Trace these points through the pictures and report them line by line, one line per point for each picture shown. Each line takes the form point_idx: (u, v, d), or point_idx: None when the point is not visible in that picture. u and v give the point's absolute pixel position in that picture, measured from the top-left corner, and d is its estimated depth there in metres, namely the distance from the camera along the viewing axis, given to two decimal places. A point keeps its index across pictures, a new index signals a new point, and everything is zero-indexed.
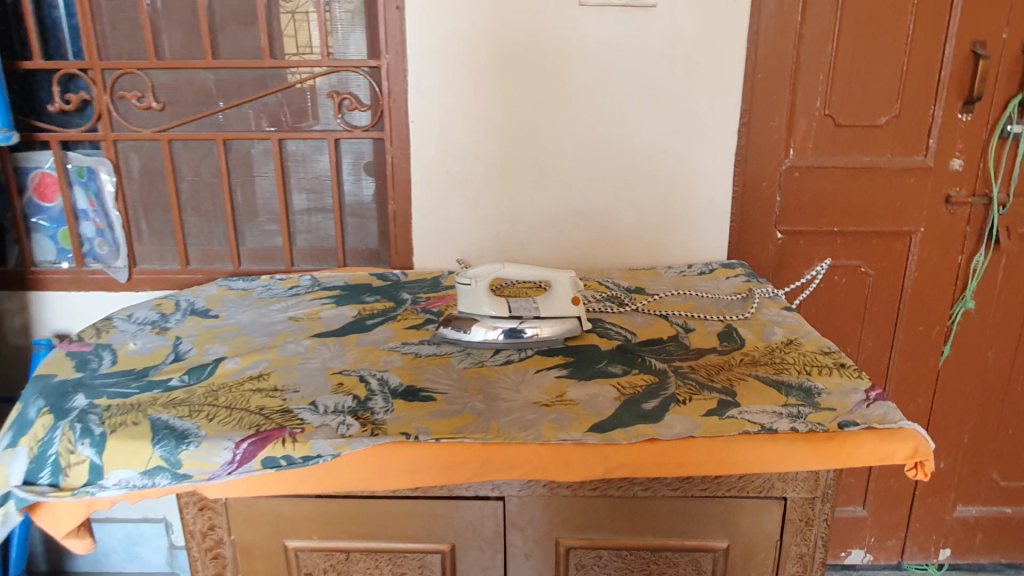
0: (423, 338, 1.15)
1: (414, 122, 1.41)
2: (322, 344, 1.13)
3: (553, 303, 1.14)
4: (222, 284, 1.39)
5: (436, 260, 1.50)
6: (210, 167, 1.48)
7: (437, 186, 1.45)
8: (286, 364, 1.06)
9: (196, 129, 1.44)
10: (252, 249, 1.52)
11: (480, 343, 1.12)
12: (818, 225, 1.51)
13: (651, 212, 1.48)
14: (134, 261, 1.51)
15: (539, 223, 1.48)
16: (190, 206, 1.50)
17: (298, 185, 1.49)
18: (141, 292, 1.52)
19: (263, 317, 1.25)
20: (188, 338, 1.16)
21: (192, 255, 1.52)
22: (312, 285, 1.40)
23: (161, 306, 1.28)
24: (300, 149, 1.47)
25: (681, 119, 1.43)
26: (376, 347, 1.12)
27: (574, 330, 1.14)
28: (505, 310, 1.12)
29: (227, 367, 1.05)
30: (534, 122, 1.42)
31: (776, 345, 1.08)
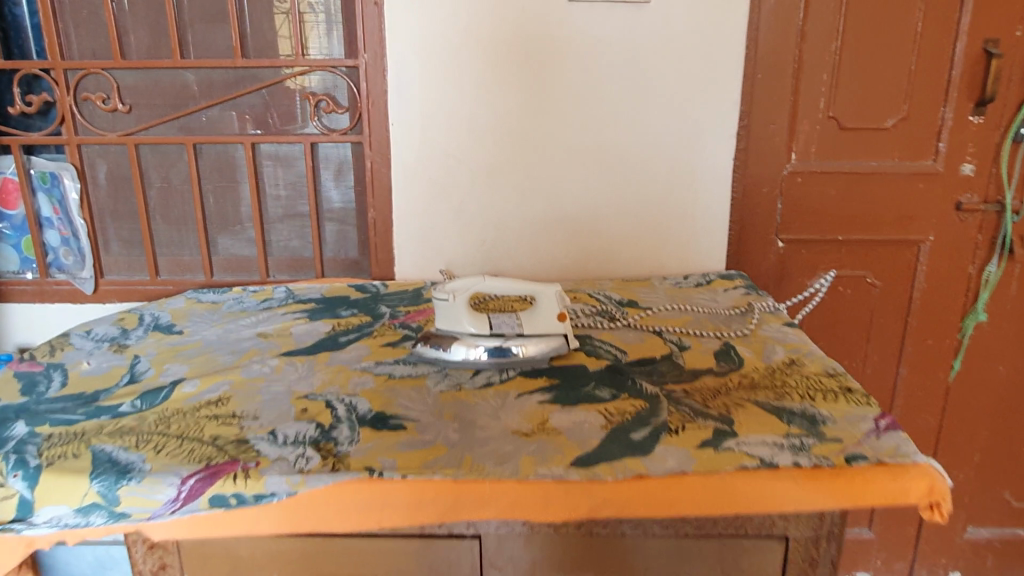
0: (399, 357, 1.07)
1: (394, 125, 1.34)
2: (289, 364, 1.05)
3: (539, 319, 1.06)
4: (191, 297, 1.32)
5: (419, 270, 1.42)
6: (180, 173, 1.40)
7: (420, 192, 1.38)
8: (247, 388, 0.99)
9: (164, 132, 1.36)
10: (225, 259, 1.45)
11: (459, 364, 1.03)
12: (821, 233, 1.44)
13: (645, 219, 1.40)
14: (101, 272, 1.44)
15: (528, 232, 1.40)
16: (159, 213, 1.42)
17: (273, 191, 1.42)
18: (109, 304, 1.45)
19: (230, 333, 1.17)
20: (146, 356, 1.09)
21: (162, 265, 1.45)
22: (286, 298, 1.32)
23: (123, 321, 1.21)
24: (275, 154, 1.39)
25: (677, 122, 1.35)
26: (346, 368, 1.04)
27: (562, 348, 1.06)
28: (485, 327, 1.04)
29: (184, 392, 0.97)
30: (521, 126, 1.35)
31: (776, 366, 1.00)
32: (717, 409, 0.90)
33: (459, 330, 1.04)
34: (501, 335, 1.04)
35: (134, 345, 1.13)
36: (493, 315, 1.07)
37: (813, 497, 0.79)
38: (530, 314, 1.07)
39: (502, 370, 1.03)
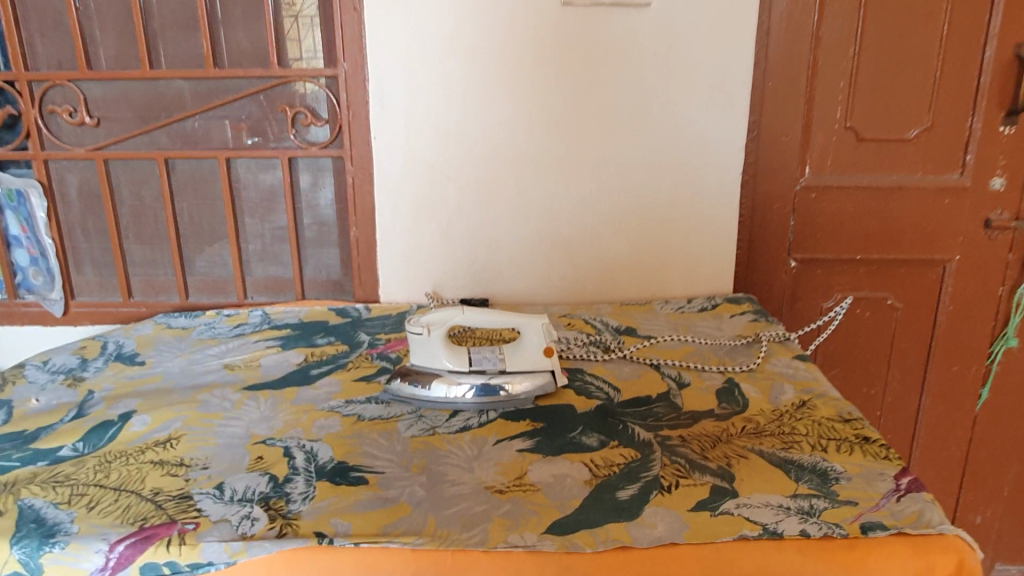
0: (370, 396, 0.98)
1: (377, 138, 1.25)
2: (251, 399, 0.97)
3: (523, 355, 0.97)
4: (160, 322, 1.24)
5: (405, 292, 1.34)
6: (151, 189, 1.32)
7: (405, 210, 1.29)
8: (202, 425, 0.90)
9: (134, 147, 1.29)
10: (200, 280, 1.36)
11: (437, 404, 0.95)
12: (837, 252, 1.34)
13: (647, 238, 1.31)
14: (71, 294, 1.37)
15: (521, 251, 1.31)
16: (131, 232, 1.34)
17: (249, 209, 1.33)
18: (80, 327, 1.38)
19: (194, 364, 1.09)
20: (101, 391, 1.01)
21: (136, 286, 1.37)
22: (260, 323, 1.24)
23: (85, 350, 1.14)
24: (250, 170, 1.30)
25: (681, 134, 1.25)
26: (312, 408, 0.95)
27: (549, 387, 0.97)
28: (466, 365, 0.96)
29: (132, 429, 0.89)
30: (513, 139, 1.25)
31: (785, 409, 0.91)
32: (717, 462, 0.80)
33: (437, 368, 0.96)
34: (483, 373, 0.95)
35: (90, 378, 1.05)
36: (474, 350, 0.99)
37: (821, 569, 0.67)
38: (514, 350, 0.98)
39: (483, 412, 0.94)
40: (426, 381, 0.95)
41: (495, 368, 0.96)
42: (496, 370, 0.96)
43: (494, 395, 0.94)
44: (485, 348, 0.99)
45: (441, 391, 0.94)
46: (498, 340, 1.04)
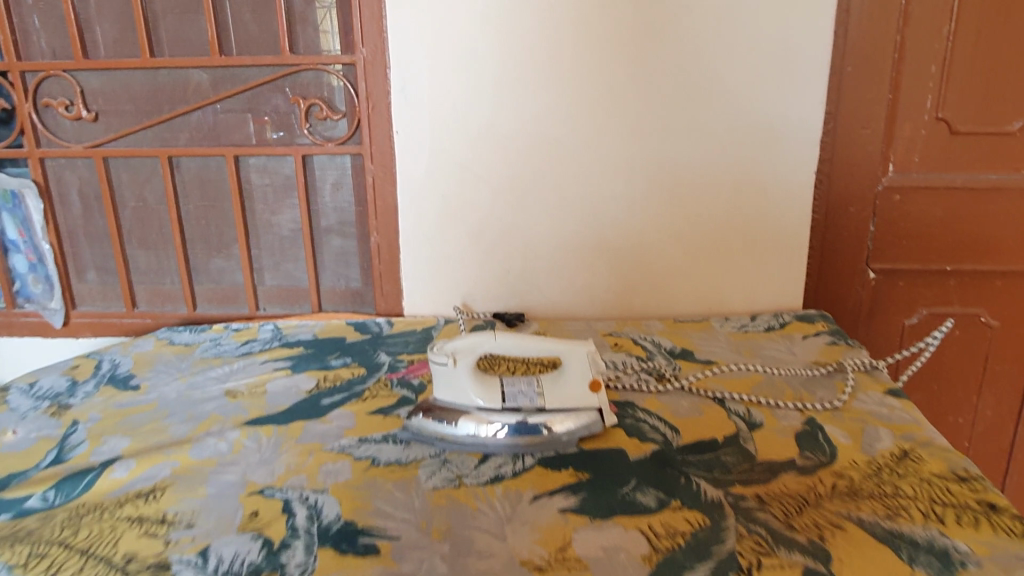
0: (387, 434, 0.85)
1: (399, 133, 1.12)
2: (251, 438, 0.84)
3: (565, 390, 0.83)
4: (162, 339, 1.13)
5: (430, 303, 1.20)
6: (154, 190, 1.20)
7: (431, 213, 1.15)
8: (192, 473, 0.78)
9: (134, 143, 1.17)
10: (208, 289, 1.25)
11: (463, 447, 0.81)
12: (923, 262, 1.17)
13: (704, 246, 1.15)
14: (72, 303, 1.26)
15: (560, 260, 1.17)
16: (134, 237, 1.23)
17: (260, 213, 1.20)
18: (82, 339, 1.28)
19: (193, 389, 0.97)
20: (87, 422, 0.89)
21: (140, 296, 1.26)
22: (270, 342, 1.11)
23: (76, 372, 1.02)
24: (261, 170, 1.17)
25: (746, 127, 1.09)
26: (319, 449, 0.82)
27: (595, 428, 0.82)
28: (498, 400, 0.81)
29: (112, 477, 0.77)
30: (552, 133, 1.11)
31: (882, 462, 0.75)
32: (806, 534, 0.65)
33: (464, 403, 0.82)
34: (518, 411, 0.81)
35: (77, 405, 0.93)
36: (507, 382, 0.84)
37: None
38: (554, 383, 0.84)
39: (517, 458, 0.80)
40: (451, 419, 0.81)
41: (532, 404, 0.81)
42: (533, 407, 0.81)
43: (531, 438, 0.80)
44: (519, 380, 0.85)
45: (468, 431, 0.80)
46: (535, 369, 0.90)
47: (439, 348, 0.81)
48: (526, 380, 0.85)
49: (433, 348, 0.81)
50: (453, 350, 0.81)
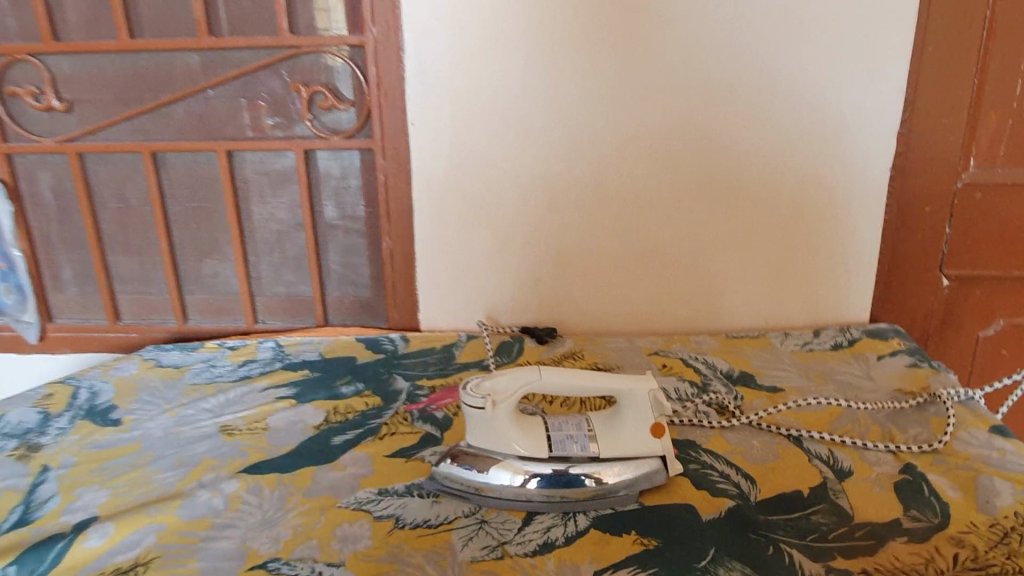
0: (411, 483, 0.72)
1: (415, 126, 0.98)
2: (251, 491, 0.72)
3: (621, 435, 0.70)
4: (148, 360, 1.00)
5: (450, 315, 1.08)
6: (137, 189, 1.06)
7: (451, 216, 1.02)
8: (181, 540, 0.65)
9: (113, 137, 1.03)
10: (200, 300, 1.12)
11: (502, 503, 0.68)
12: (1004, 268, 1.03)
13: (760, 251, 1.02)
14: (48, 316, 1.13)
15: (597, 266, 1.04)
16: (116, 243, 1.09)
17: (257, 215, 1.06)
18: (60, 355, 1.15)
19: (184, 424, 0.84)
20: (59, 468, 0.76)
21: (124, 307, 1.13)
22: (271, 363, 0.99)
23: (50, 402, 0.90)
24: (257, 167, 1.04)
25: (812, 117, 0.95)
26: (331, 505, 0.70)
27: (656, 479, 0.70)
28: (541, 448, 0.69)
29: (86, 547, 0.65)
30: (590, 125, 0.97)
31: (1008, 524, 0.63)
32: None
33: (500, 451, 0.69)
34: (565, 462, 0.69)
35: (48, 446, 0.81)
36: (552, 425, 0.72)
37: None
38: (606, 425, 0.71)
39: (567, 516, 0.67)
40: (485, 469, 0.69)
41: (581, 453, 0.69)
42: (583, 457, 0.69)
43: (583, 492, 0.68)
44: (566, 423, 0.72)
45: (507, 485, 0.68)
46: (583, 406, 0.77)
47: (471, 390, 0.68)
48: (574, 423, 0.72)
49: (465, 390, 0.69)
50: (491, 393, 0.68)
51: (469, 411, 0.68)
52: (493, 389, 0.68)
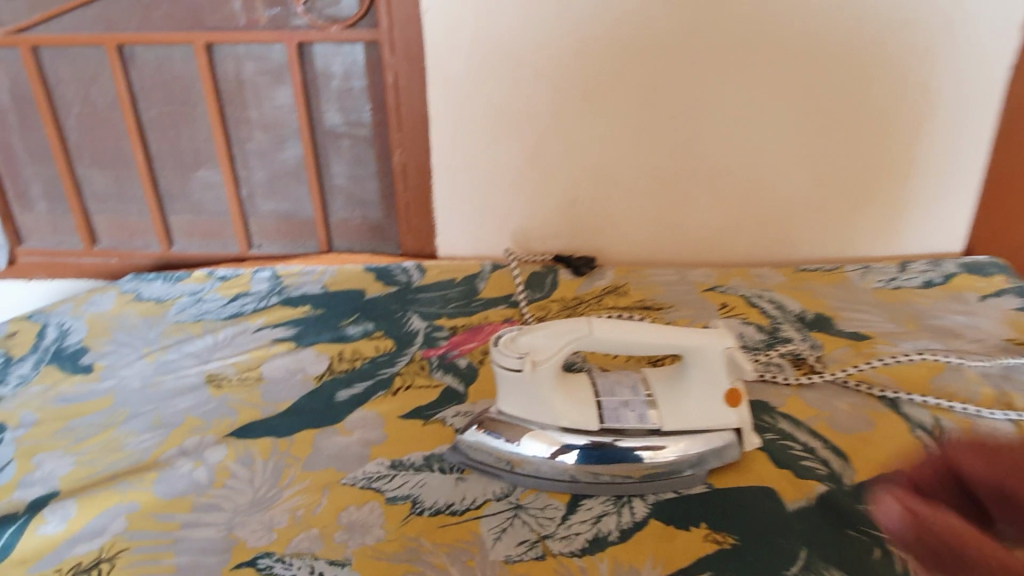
0: (430, 455, 0.61)
1: (432, 12, 0.80)
2: (240, 462, 0.60)
3: (688, 405, 0.56)
4: (127, 292, 0.87)
5: (472, 240, 0.94)
6: (105, 92, 0.91)
7: (473, 126, 0.86)
8: (155, 526, 0.54)
9: (70, 28, 0.87)
10: (186, 222, 0.98)
11: (541, 485, 0.57)
12: None
13: (839, 169, 0.86)
14: (16, 239, 1.01)
15: (645, 185, 0.89)
16: (87, 155, 0.95)
17: (245, 122, 0.91)
18: (35, 283, 1.03)
19: (164, 374, 0.72)
20: (17, 429, 0.65)
21: (102, 229, 1.00)
22: (267, 297, 0.86)
23: (12, 345, 0.77)
24: (243, 64, 0.87)
25: (921, 3, 0.77)
26: (336, 481, 0.58)
27: (727, 459, 0.57)
28: (590, 419, 0.56)
29: (41, 534, 0.54)
30: (645, 15, 0.79)
31: None
32: None
33: (538, 422, 0.56)
34: (618, 436, 0.56)
35: (7, 398, 0.69)
36: (603, 390, 0.58)
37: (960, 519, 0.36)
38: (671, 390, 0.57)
39: (619, 503, 0.56)
40: (520, 441, 0.56)
41: (638, 425, 0.56)
42: (640, 430, 0.56)
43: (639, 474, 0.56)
44: (621, 387, 0.59)
45: (547, 463, 0.56)
46: (632, 366, 0.65)
47: (505, 349, 0.55)
48: (631, 388, 0.59)
49: (497, 349, 0.56)
50: (530, 347, 0.55)
51: (502, 373, 0.56)
52: (531, 348, 0.55)
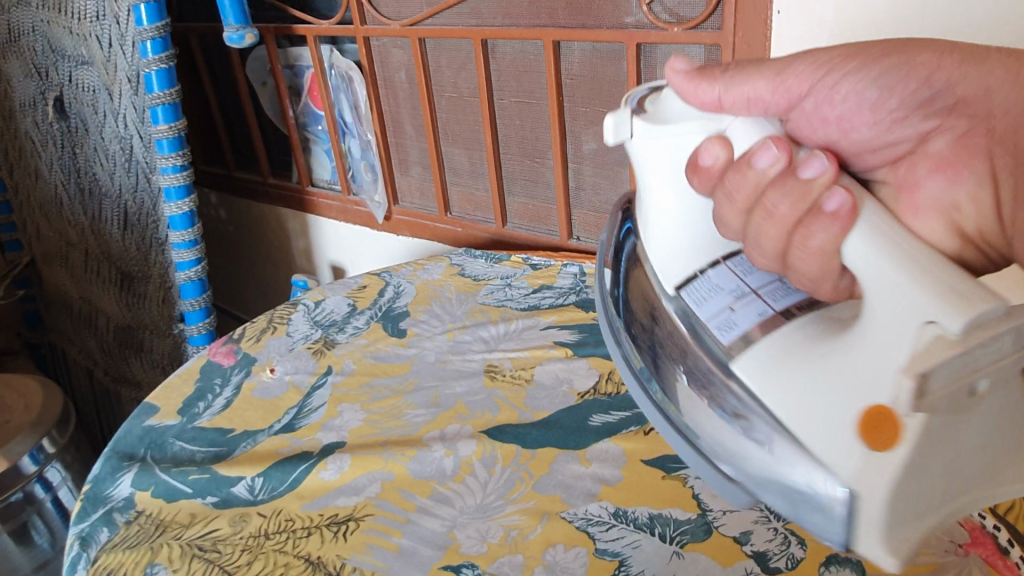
0: (656, 515, 0.57)
1: (782, 14, 0.73)
2: (483, 462, 0.64)
3: (845, 326, 0.41)
4: (455, 264, 0.98)
5: None
6: (469, 80, 1.00)
7: None
8: (398, 502, 0.61)
9: (449, 21, 0.97)
10: (520, 203, 1.06)
11: (669, 398, 0.49)
12: None
13: None
14: (394, 199, 1.20)
15: None
16: (451, 133, 1.07)
17: (581, 117, 0.92)
18: (402, 237, 1.22)
19: (455, 353, 0.79)
20: (337, 374, 0.78)
21: (454, 199, 1.13)
22: (567, 294, 0.88)
23: (359, 295, 0.92)
24: (588, 60, 0.88)
25: None
26: (557, 512, 0.58)
27: (828, 531, 0.39)
28: (684, 278, 0.48)
29: (321, 477, 0.64)
30: None
31: None
32: None
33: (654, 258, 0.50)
34: (709, 340, 0.45)
35: (341, 344, 0.83)
36: (743, 269, 0.48)
37: (761, 78, 0.47)
38: (810, 253, 0.43)
39: (707, 453, 0.47)
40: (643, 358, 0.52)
41: (737, 373, 0.43)
42: (746, 387, 0.43)
43: (739, 442, 0.44)
44: (766, 281, 0.47)
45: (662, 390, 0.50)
46: None
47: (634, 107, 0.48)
48: (776, 289, 0.47)
49: (631, 95, 0.50)
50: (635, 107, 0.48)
51: (618, 115, 0.46)
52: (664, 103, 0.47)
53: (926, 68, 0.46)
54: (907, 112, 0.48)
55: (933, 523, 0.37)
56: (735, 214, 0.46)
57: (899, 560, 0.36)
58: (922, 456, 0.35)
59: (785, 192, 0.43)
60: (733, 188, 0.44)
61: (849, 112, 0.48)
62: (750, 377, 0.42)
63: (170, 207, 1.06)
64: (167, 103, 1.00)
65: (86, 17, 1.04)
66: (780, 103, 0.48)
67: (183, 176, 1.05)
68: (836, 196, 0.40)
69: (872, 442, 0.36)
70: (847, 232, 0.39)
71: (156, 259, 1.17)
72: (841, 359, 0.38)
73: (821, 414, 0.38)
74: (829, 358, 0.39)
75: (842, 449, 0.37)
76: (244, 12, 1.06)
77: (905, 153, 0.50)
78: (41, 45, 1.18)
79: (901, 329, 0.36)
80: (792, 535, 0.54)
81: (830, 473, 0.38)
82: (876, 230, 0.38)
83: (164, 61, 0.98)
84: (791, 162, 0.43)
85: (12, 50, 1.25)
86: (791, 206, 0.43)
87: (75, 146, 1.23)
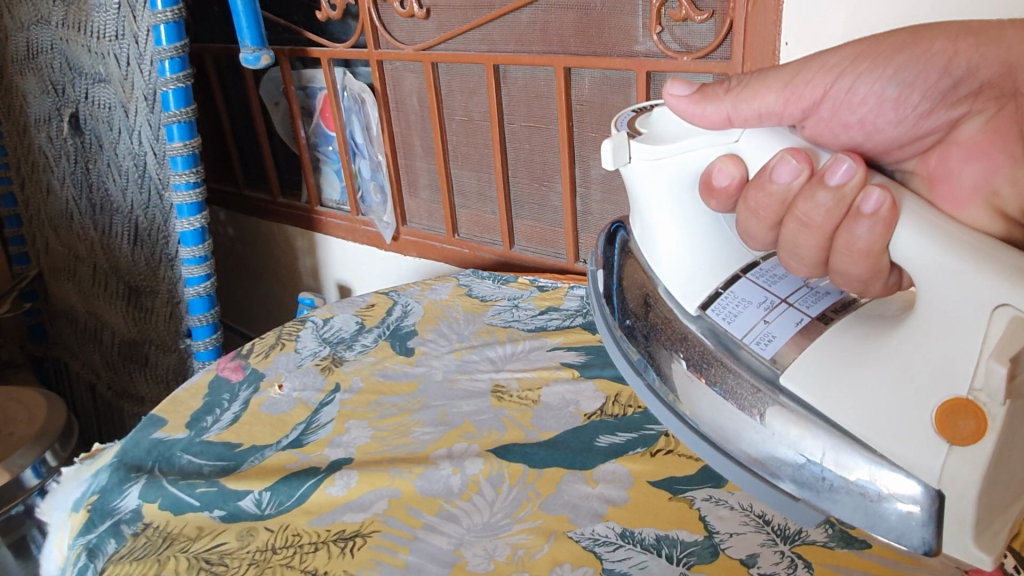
0: (663, 537, 0.57)
1: (790, 44, 0.75)
2: (490, 481, 0.64)
3: (890, 325, 0.43)
4: (463, 285, 0.99)
5: None
6: (480, 103, 1.02)
7: None
8: (405, 518, 0.61)
9: (461, 46, 0.98)
10: (528, 226, 1.07)
11: (710, 427, 0.48)
12: None
13: None
14: (402, 220, 1.21)
15: None
16: (461, 155, 1.09)
17: (590, 142, 0.94)
18: (410, 257, 1.23)
19: (462, 372, 0.80)
20: (345, 392, 0.78)
21: (462, 221, 1.15)
22: (573, 316, 0.89)
23: (367, 314, 0.93)
24: (598, 87, 0.90)
25: None
26: (564, 532, 0.58)
27: (908, 540, 0.39)
28: (706, 299, 0.50)
29: (329, 493, 0.65)
30: None
31: None
32: None
33: (668, 282, 0.51)
34: (747, 348, 0.47)
35: (349, 361, 0.84)
36: (765, 280, 0.50)
37: (770, 92, 0.47)
38: (855, 252, 0.44)
39: (755, 480, 0.46)
40: (654, 375, 0.52)
41: (791, 387, 0.44)
42: (801, 401, 0.43)
43: (777, 447, 0.44)
44: (791, 289, 0.50)
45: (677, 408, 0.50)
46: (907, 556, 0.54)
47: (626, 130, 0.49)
48: (803, 296, 0.49)
49: (619, 120, 0.53)
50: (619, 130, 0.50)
51: (615, 139, 0.48)
52: (662, 124, 0.49)
53: (942, 55, 0.48)
54: (932, 104, 0.50)
55: (1012, 509, 0.39)
56: (763, 230, 0.48)
57: (997, 554, 0.38)
58: (1001, 449, 0.37)
59: (820, 199, 0.44)
60: (757, 204, 0.46)
61: (869, 114, 0.50)
62: (803, 388, 0.43)
63: (182, 223, 1.08)
64: (183, 121, 1.02)
65: (105, 36, 1.06)
66: (796, 113, 0.48)
67: (195, 193, 1.06)
68: (874, 196, 0.41)
69: (952, 437, 0.37)
70: (892, 229, 0.40)
71: (164, 274, 1.18)
72: (905, 358, 0.40)
73: (896, 418, 0.39)
74: (888, 359, 0.41)
75: (923, 450, 0.38)
76: (260, 34, 1.08)
77: (935, 143, 0.52)
78: (59, 63, 1.20)
79: (970, 319, 0.37)
80: (799, 560, 0.54)
81: (901, 472, 0.39)
82: (924, 222, 0.39)
83: (182, 80, 1.00)
84: (814, 170, 0.44)
85: (29, 66, 1.27)
86: (826, 210, 0.44)
87: (88, 161, 1.25)
